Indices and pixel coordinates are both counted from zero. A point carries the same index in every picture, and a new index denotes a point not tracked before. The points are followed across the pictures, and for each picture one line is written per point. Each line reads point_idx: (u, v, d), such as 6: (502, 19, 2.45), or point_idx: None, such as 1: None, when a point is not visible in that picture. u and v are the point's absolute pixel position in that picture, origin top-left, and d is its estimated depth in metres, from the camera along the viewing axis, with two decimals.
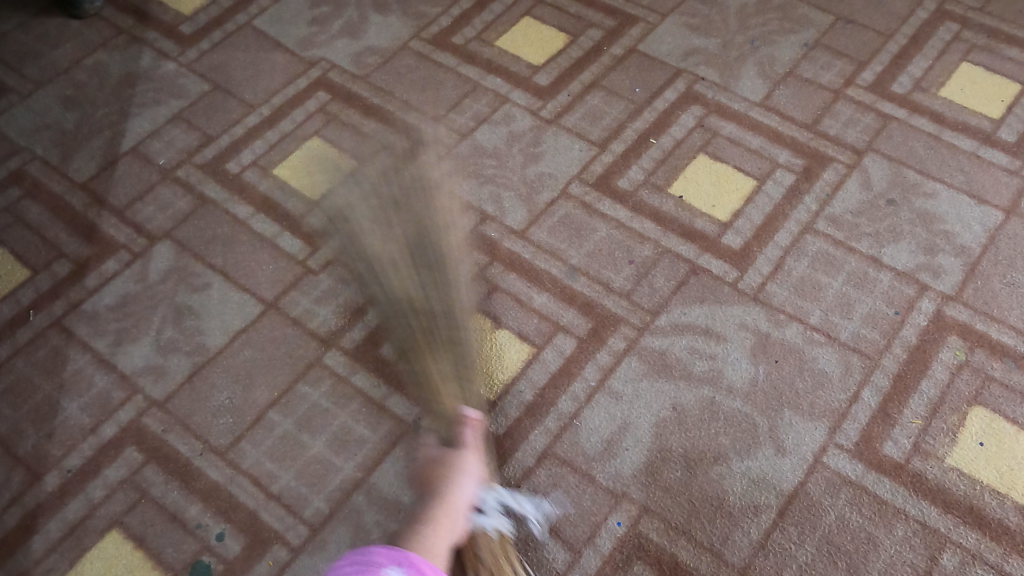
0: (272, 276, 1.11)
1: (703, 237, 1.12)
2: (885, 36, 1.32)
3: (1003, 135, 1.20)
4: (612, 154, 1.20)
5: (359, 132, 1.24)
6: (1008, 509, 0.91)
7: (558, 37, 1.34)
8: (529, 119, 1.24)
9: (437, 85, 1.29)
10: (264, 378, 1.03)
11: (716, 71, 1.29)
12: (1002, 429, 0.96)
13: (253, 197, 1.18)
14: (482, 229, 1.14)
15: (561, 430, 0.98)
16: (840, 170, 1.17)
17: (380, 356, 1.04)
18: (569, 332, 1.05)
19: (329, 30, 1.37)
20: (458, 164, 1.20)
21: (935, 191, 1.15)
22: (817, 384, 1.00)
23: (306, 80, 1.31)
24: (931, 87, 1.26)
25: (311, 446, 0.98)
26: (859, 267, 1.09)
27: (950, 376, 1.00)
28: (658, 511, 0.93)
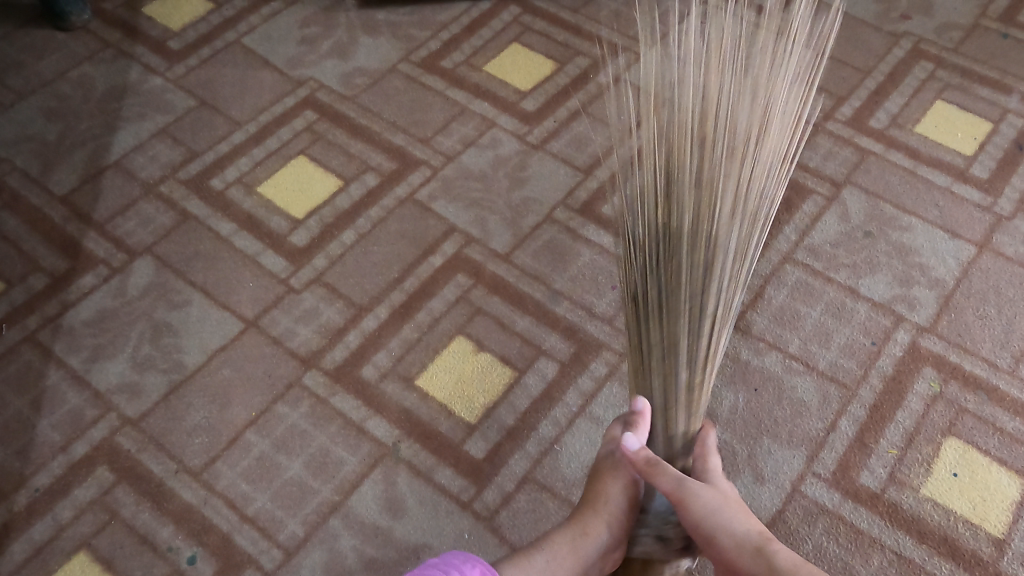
0: (253, 295, 1.10)
1: None
2: (862, 73, 1.36)
3: (975, 171, 1.23)
4: (597, 180, 1.22)
5: (346, 152, 1.24)
6: (981, 540, 0.92)
7: (546, 64, 1.36)
8: (515, 143, 1.26)
9: (424, 108, 1.30)
10: (241, 398, 1.02)
11: None
12: (975, 460, 0.97)
13: (238, 214, 1.18)
14: (466, 251, 1.14)
15: (541, 455, 0.98)
16: (819, 202, 1.20)
17: (360, 378, 1.03)
18: (551, 356, 1.05)
19: (318, 51, 1.37)
20: (444, 186, 1.21)
21: (910, 224, 1.18)
22: (796, 412, 1.01)
23: (295, 99, 1.31)
24: (907, 123, 1.29)
25: (289, 468, 0.97)
26: (838, 297, 1.11)
27: (924, 407, 1.01)
28: None
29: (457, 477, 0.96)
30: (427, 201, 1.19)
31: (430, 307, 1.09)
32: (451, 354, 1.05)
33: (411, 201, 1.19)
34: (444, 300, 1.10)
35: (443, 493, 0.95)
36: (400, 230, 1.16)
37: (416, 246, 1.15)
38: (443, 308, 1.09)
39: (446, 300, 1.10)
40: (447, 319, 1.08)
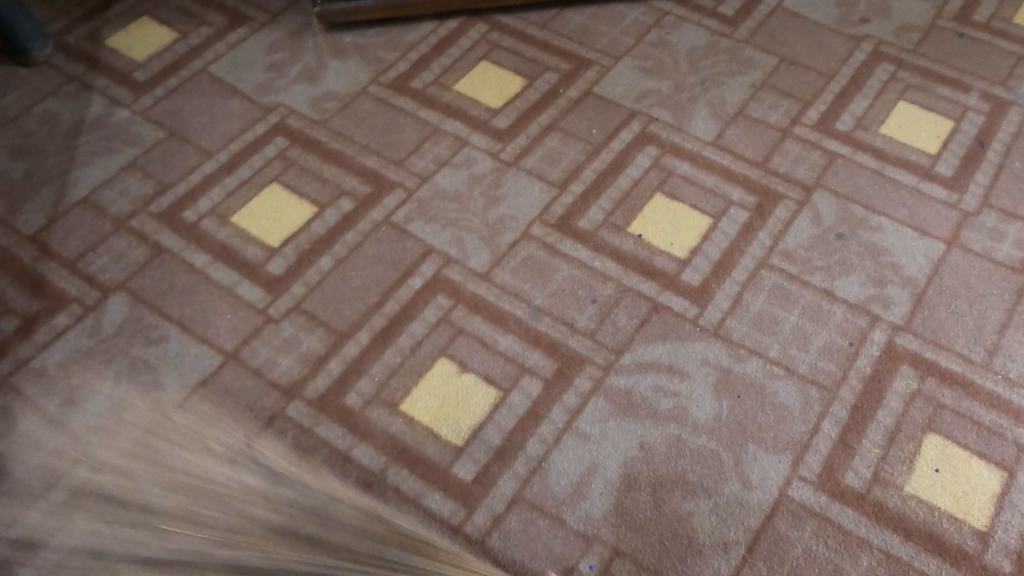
0: (232, 326, 1.09)
1: (663, 274, 1.14)
2: (826, 76, 1.38)
3: (940, 169, 1.26)
4: (571, 195, 1.22)
5: (319, 177, 1.24)
6: (966, 534, 0.94)
7: (515, 81, 1.37)
8: (489, 161, 1.26)
9: (397, 129, 1.30)
10: (224, 433, 1.00)
11: (669, 112, 1.33)
12: (955, 454, 0.99)
13: (213, 246, 1.16)
14: (445, 272, 1.14)
15: (530, 474, 0.98)
16: (791, 207, 1.21)
17: (344, 406, 1.02)
18: (535, 373, 1.05)
19: (287, 76, 1.37)
20: (420, 208, 1.21)
21: (880, 224, 1.20)
22: (780, 417, 1.02)
23: (265, 125, 1.30)
24: (872, 124, 1.32)
25: (276, 502, 0.95)
26: (814, 300, 1.12)
27: (904, 405, 1.03)
28: (629, 553, 0.93)
29: (447, 501, 0.96)
30: (403, 223, 1.19)
31: (411, 330, 1.09)
32: (436, 377, 1.05)
33: (388, 223, 1.19)
34: (425, 322, 1.09)
35: (434, 518, 0.95)
36: (377, 254, 1.16)
37: (395, 269, 1.14)
38: (424, 330, 1.09)
39: (427, 322, 1.09)
40: (430, 341, 1.08)
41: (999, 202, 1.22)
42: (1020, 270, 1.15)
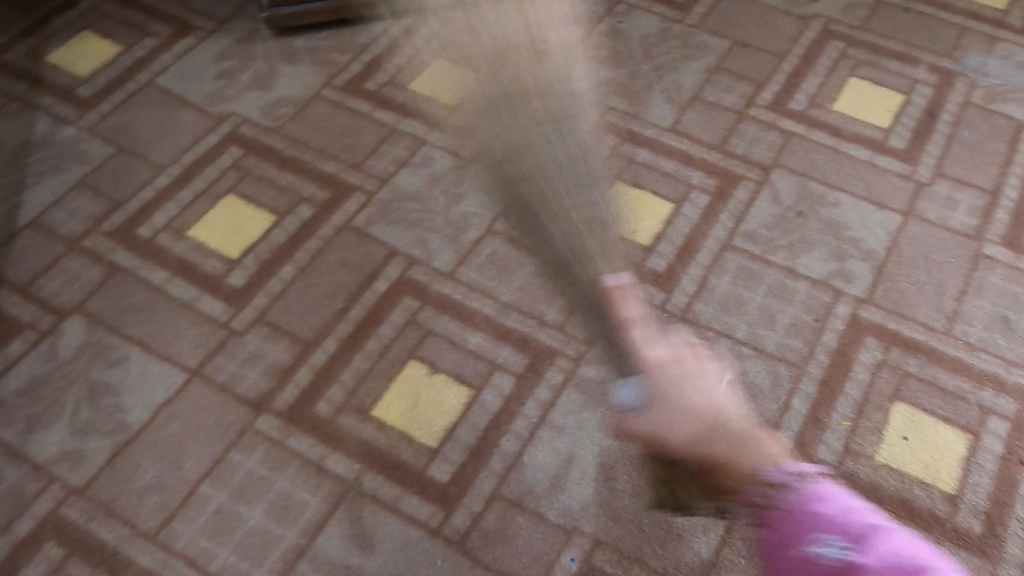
0: (194, 342, 1.06)
1: (628, 263, 1.15)
2: (778, 57, 1.40)
3: (893, 143, 1.28)
4: (533, 188, 1.22)
5: (276, 185, 1.22)
6: (936, 499, 0.95)
7: (470, 77, 1.36)
8: (448, 159, 1.25)
9: (353, 132, 1.28)
10: (192, 451, 0.98)
11: (625, 100, 1.33)
12: (922, 421, 1.01)
13: (171, 261, 1.14)
14: (410, 273, 1.13)
15: (507, 471, 0.97)
16: (751, 187, 1.23)
17: (315, 415, 1.01)
18: (506, 370, 1.05)
19: (237, 84, 1.34)
20: (381, 210, 1.19)
21: (838, 200, 1.22)
22: (750, 397, 1.03)
23: (217, 136, 1.27)
24: (825, 102, 1.33)
25: (249, 518, 0.94)
26: (778, 279, 1.13)
27: (870, 376, 1.04)
28: (610, 542, 0.93)
29: (424, 504, 0.95)
30: (364, 226, 1.17)
31: (379, 334, 1.07)
32: (406, 380, 1.04)
33: (349, 228, 1.17)
34: (392, 325, 1.08)
35: (412, 522, 0.94)
36: (340, 259, 1.14)
37: (359, 273, 1.13)
38: (392, 333, 1.07)
39: (394, 325, 1.08)
40: (399, 345, 1.07)
41: (951, 171, 1.25)
42: (975, 237, 1.17)
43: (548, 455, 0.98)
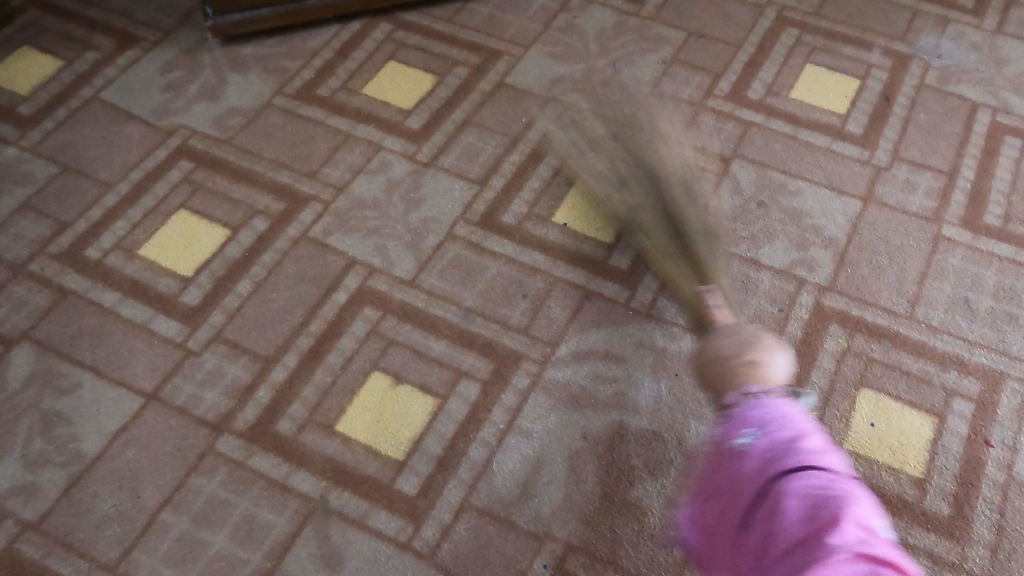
0: (150, 365, 1.03)
1: (591, 261, 1.14)
2: (734, 46, 1.39)
3: (851, 128, 1.28)
4: (492, 190, 1.20)
5: (229, 199, 1.19)
6: (904, 484, 0.96)
7: (425, 79, 1.33)
8: (405, 164, 1.23)
9: (307, 140, 1.25)
10: (152, 478, 0.95)
11: (583, 96, 1.32)
12: (888, 406, 1.01)
13: (122, 282, 1.10)
14: (370, 283, 1.11)
15: (475, 480, 0.96)
16: (711, 179, 1.22)
17: (277, 434, 0.99)
18: (471, 377, 1.03)
19: (185, 95, 1.31)
20: (338, 219, 1.17)
21: (798, 188, 1.21)
22: None
23: (166, 150, 1.24)
24: (782, 90, 1.33)
25: (212, 544, 0.91)
26: (741, 270, 1.13)
27: (835, 363, 1.05)
28: (582, 546, 0.92)
29: (393, 519, 0.93)
30: (321, 237, 1.15)
31: (340, 347, 1.05)
32: (370, 393, 1.02)
33: (306, 239, 1.15)
34: (353, 337, 1.06)
35: (381, 537, 0.92)
36: (298, 272, 1.12)
37: (317, 285, 1.10)
38: (353, 345, 1.05)
39: (356, 337, 1.06)
40: (361, 357, 1.04)
41: (909, 154, 1.25)
42: (934, 219, 1.18)
43: (514, 462, 0.97)
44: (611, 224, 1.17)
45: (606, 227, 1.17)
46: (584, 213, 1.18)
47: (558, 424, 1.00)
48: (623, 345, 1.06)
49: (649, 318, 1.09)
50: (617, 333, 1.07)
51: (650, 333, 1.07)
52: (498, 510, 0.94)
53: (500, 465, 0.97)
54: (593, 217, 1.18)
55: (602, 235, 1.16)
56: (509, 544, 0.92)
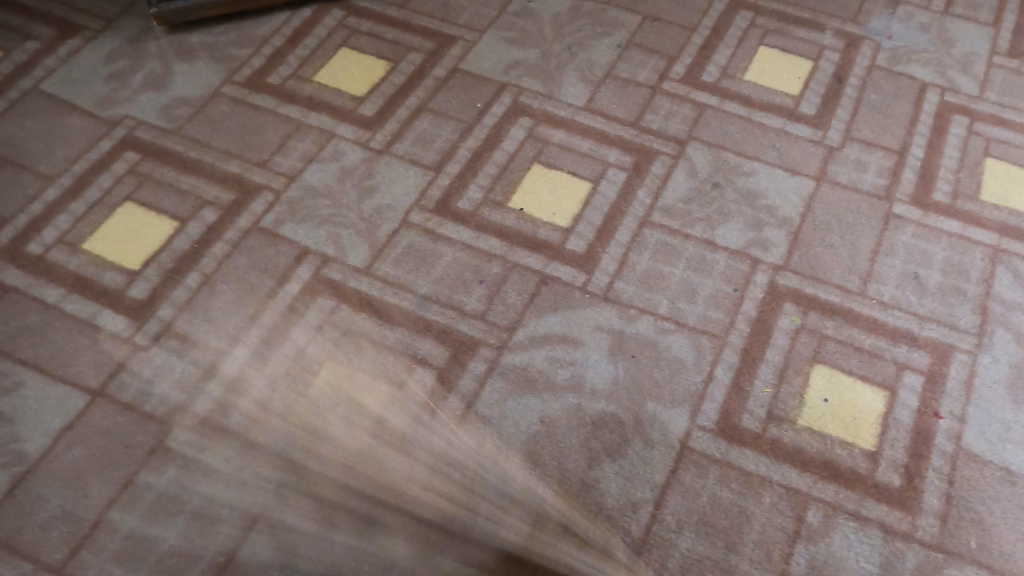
0: (96, 361, 1.01)
1: (548, 246, 1.13)
2: (689, 30, 1.39)
3: (804, 109, 1.29)
4: (447, 176, 1.19)
5: (177, 190, 1.16)
6: (857, 457, 0.97)
7: (378, 65, 1.31)
8: (358, 152, 1.21)
9: (257, 129, 1.23)
10: (98, 477, 0.93)
11: (539, 81, 1.31)
12: (842, 382, 1.03)
13: (66, 277, 1.07)
14: (324, 272, 1.09)
15: (433, 467, 0.95)
16: (666, 161, 1.22)
17: (230, 427, 0.97)
18: (428, 364, 1.02)
19: (130, 85, 1.27)
20: (290, 209, 1.15)
21: (752, 169, 1.22)
22: (674, 371, 1.03)
23: (110, 141, 1.21)
24: (736, 72, 1.34)
25: (162, 541, 0.89)
26: (697, 252, 1.13)
27: (790, 340, 1.06)
28: (540, 530, 0.91)
29: (349, 509, 0.92)
30: (273, 227, 1.13)
31: (294, 337, 1.03)
32: (324, 383, 1.00)
33: (257, 229, 1.12)
34: (307, 328, 1.04)
35: (336, 528, 0.91)
36: (249, 262, 1.09)
37: (269, 276, 1.08)
38: (306, 336, 1.04)
39: (309, 328, 1.04)
40: (315, 347, 1.03)
41: (860, 134, 1.27)
42: (885, 197, 1.19)
43: (473, 447, 0.96)
44: (566, 208, 1.17)
45: (563, 211, 1.16)
46: (539, 197, 1.18)
47: (514, 409, 0.99)
48: (579, 328, 1.06)
49: (606, 301, 1.09)
50: (574, 317, 1.07)
51: (608, 315, 1.07)
52: (455, 498, 0.93)
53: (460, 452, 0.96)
54: (549, 200, 1.17)
55: (558, 219, 1.16)
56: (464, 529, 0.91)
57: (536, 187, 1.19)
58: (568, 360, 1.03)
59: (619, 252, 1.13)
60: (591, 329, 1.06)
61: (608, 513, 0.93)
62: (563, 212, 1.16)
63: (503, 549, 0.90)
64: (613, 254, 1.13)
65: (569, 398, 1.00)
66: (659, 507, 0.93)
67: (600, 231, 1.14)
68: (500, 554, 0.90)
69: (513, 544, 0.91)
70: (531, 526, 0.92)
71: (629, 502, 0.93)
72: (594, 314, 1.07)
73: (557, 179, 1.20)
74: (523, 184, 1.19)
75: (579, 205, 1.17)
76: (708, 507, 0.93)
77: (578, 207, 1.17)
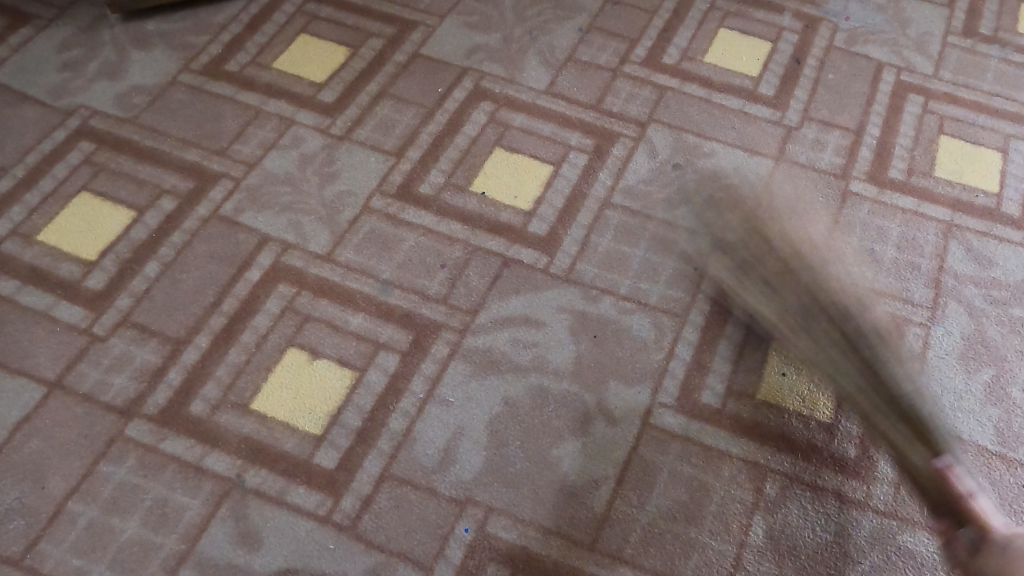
0: (52, 353, 1.00)
1: (510, 229, 1.13)
2: (650, 13, 1.40)
3: (763, 90, 1.31)
4: (409, 161, 1.19)
5: (135, 179, 1.14)
6: (814, 429, 0.99)
7: (338, 51, 1.31)
8: (319, 138, 1.20)
9: (216, 117, 1.21)
10: (57, 468, 0.92)
11: (500, 65, 1.31)
12: (799, 356, 1.04)
13: (21, 269, 1.06)
14: (285, 259, 1.09)
15: (396, 449, 0.95)
16: (627, 144, 1.23)
17: (190, 416, 0.96)
18: (390, 348, 1.02)
19: (84, 74, 1.25)
20: (250, 196, 1.14)
21: (712, 150, 1.23)
22: (635, 349, 1.04)
23: (64, 131, 1.19)
24: (697, 54, 1.35)
25: (123, 530, 0.89)
26: (658, 232, 1.14)
27: (748, 317, 1.07)
28: (503, 508, 0.92)
29: (312, 493, 0.92)
30: (233, 215, 1.12)
31: (254, 324, 1.03)
32: (285, 369, 1.00)
33: (217, 217, 1.12)
34: (267, 315, 1.04)
35: (299, 512, 0.91)
36: (208, 250, 1.09)
37: (229, 264, 1.08)
38: (267, 323, 1.03)
39: (270, 315, 1.04)
40: (276, 334, 1.02)
41: (818, 114, 1.28)
42: (841, 175, 1.21)
43: (436, 430, 0.97)
44: (529, 191, 1.17)
45: (525, 194, 1.17)
46: (501, 181, 1.18)
47: (477, 391, 1.00)
48: (541, 310, 1.07)
49: (568, 281, 1.09)
50: (536, 298, 1.08)
51: (570, 296, 1.08)
52: (418, 480, 0.94)
53: (423, 434, 0.96)
54: (512, 184, 1.18)
55: (520, 202, 1.16)
56: (428, 511, 0.92)
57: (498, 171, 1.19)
58: (528, 341, 1.04)
59: (581, 234, 1.14)
60: (553, 311, 1.07)
61: (569, 490, 0.94)
62: (525, 195, 1.17)
63: (466, 529, 0.91)
64: (575, 235, 1.13)
65: (532, 378, 1.01)
66: (620, 485, 0.94)
67: (562, 213, 1.15)
68: (464, 534, 0.91)
69: (476, 523, 0.91)
70: (494, 506, 0.92)
71: (590, 481, 0.94)
72: (556, 296, 1.08)
73: (519, 163, 1.20)
74: (485, 169, 1.19)
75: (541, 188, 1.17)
76: (668, 481, 0.95)
77: (540, 190, 1.17)
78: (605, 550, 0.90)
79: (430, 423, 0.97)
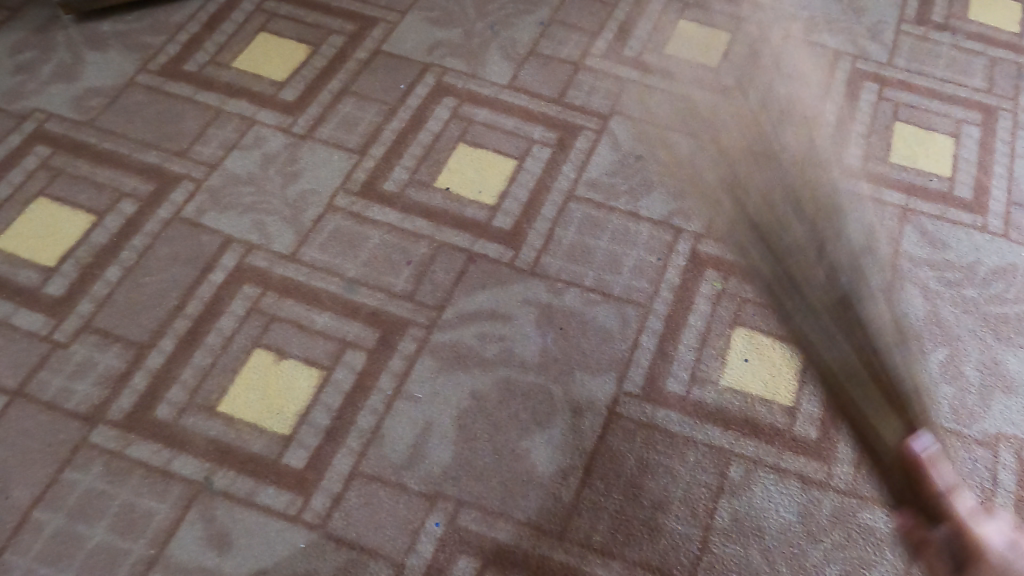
0: (13, 361, 0.98)
1: (475, 224, 1.14)
2: (610, 6, 1.41)
3: (723, 80, 1.33)
4: (372, 159, 1.19)
5: (93, 183, 1.13)
6: (776, 413, 1.01)
7: (298, 49, 1.30)
8: (281, 138, 1.20)
9: (175, 118, 1.20)
10: (21, 477, 0.91)
11: (462, 60, 1.31)
12: (761, 342, 1.07)
13: None
14: (249, 260, 1.08)
15: (365, 447, 0.96)
16: (590, 136, 1.24)
17: (156, 420, 0.96)
18: (357, 346, 1.02)
19: (38, 77, 1.23)
20: (212, 197, 1.13)
21: (674, 141, 1.25)
22: (601, 340, 1.06)
23: (19, 136, 1.17)
24: (657, 46, 1.36)
25: (90, 537, 0.88)
26: (621, 224, 1.16)
27: (711, 305, 1.09)
28: (473, 501, 0.93)
29: (281, 493, 0.92)
30: (195, 217, 1.11)
31: (219, 326, 1.03)
32: (252, 370, 1.00)
33: (179, 219, 1.11)
34: (232, 317, 1.03)
35: (268, 513, 0.91)
36: (171, 253, 1.08)
37: (192, 266, 1.07)
38: (233, 325, 1.03)
39: (235, 316, 1.03)
40: (241, 336, 1.02)
41: (777, 102, 1.30)
42: (800, 163, 1.24)
43: (404, 426, 0.97)
44: (493, 186, 1.18)
45: (490, 189, 1.17)
46: (465, 176, 1.18)
47: (445, 386, 1.01)
48: (506, 303, 1.08)
49: (533, 275, 1.10)
50: (502, 292, 1.08)
51: (536, 289, 1.09)
52: (387, 476, 0.94)
53: (392, 430, 0.97)
54: (476, 179, 1.18)
55: (485, 197, 1.17)
56: (398, 506, 0.92)
57: (461, 166, 1.19)
58: (495, 335, 1.05)
59: (546, 227, 1.14)
60: (519, 304, 1.08)
61: (540, 482, 0.95)
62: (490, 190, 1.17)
63: (437, 523, 0.92)
64: (540, 228, 1.14)
65: (499, 371, 1.02)
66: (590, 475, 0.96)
67: (526, 207, 1.16)
68: (435, 528, 0.92)
69: (447, 517, 0.92)
70: (464, 499, 0.93)
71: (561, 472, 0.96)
72: (522, 290, 1.09)
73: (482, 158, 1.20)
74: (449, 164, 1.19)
75: (505, 182, 1.18)
76: (636, 470, 0.96)
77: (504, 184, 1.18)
78: (574, 538, 0.92)
79: (399, 420, 0.98)
